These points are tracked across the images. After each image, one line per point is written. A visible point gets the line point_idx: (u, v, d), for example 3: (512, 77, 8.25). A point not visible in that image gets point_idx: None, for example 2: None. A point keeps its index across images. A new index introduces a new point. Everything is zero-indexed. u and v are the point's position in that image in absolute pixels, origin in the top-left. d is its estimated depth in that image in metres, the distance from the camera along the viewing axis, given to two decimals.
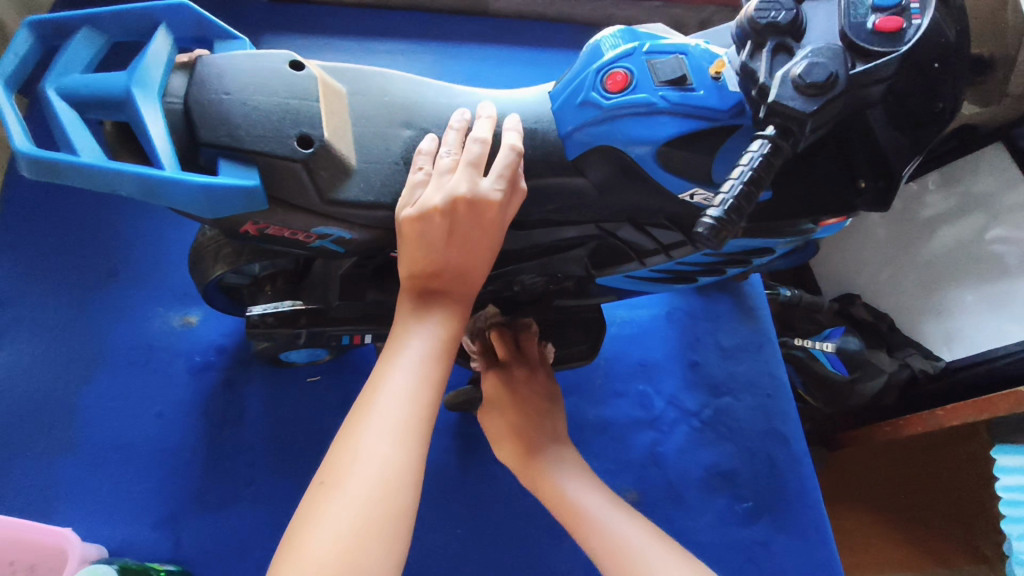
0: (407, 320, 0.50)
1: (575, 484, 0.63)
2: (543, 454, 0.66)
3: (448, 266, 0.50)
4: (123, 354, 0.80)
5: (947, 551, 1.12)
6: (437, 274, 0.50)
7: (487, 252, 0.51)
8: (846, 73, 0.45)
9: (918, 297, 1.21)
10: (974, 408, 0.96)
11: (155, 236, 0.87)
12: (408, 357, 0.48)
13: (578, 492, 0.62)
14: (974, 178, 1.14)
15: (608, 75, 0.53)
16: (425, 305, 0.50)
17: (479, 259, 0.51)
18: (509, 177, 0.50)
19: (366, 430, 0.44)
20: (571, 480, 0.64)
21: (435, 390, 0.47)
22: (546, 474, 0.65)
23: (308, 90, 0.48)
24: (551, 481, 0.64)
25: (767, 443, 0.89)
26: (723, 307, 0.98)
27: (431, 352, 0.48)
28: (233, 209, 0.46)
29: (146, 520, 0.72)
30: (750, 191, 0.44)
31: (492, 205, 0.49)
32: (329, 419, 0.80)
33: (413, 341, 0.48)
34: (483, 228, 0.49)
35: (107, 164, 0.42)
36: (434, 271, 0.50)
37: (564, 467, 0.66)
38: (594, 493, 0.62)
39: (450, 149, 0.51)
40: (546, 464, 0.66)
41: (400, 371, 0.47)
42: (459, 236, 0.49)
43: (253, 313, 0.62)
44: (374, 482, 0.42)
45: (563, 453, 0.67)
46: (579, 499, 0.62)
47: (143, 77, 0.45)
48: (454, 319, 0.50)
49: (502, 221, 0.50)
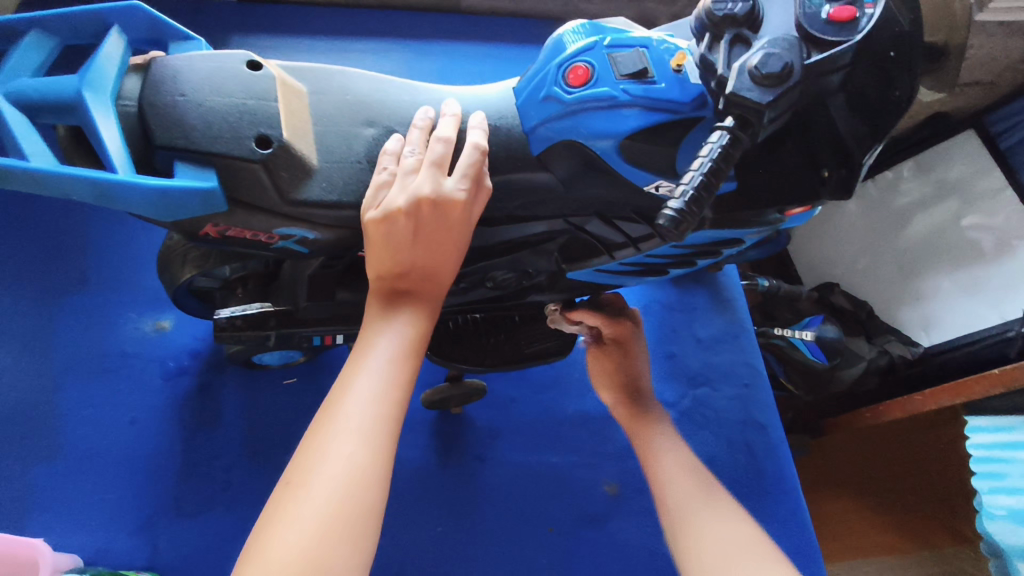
0: (375, 321, 0.49)
1: (668, 448, 0.68)
2: (650, 420, 0.71)
3: (417, 267, 0.50)
4: (95, 362, 0.79)
5: (928, 531, 1.14)
6: (406, 275, 0.50)
7: (455, 252, 0.51)
8: (801, 64, 0.46)
9: (895, 285, 1.22)
10: (950, 392, 0.98)
11: (124, 240, 0.86)
12: (376, 358, 0.47)
13: (667, 449, 0.68)
14: (950, 165, 1.15)
15: (570, 69, 0.53)
16: (393, 306, 0.50)
17: (446, 260, 0.51)
18: (473, 176, 0.50)
19: (333, 430, 0.44)
20: (670, 443, 0.68)
21: (402, 391, 0.47)
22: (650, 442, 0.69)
23: (267, 90, 0.48)
24: (650, 448, 0.68)
25: (744, 432, 0.89)
26: (699, 299, 0.98)
27: (400, 352, 0.48)
28: (192, 211, 0.45)
29: (122, 527, 0.71)
30: (709, 182, 0.44)
31: (456, 205, 0.49)
32: (305, 421, 0.80)
33: (381, 343, 0.48)
34: (448, 229, 0.49)
35: (58, 169, 0.42)
36: (402, 272, 0.50)
37: (665, 439, 0.69)
38: (683, 456, 0.67)
39: (414, 149, 0.50)
40: (647, 422, 0.71)
41: (369, 374, 0.46)
42: (425, 237, 0.49)
43: (220, 316, 0.62)
44: (339, 482, 0.42)
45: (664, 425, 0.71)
46: (666, 463, 0.66)
47: (94, 80, 0.44)
48: (423, 319, 0.50)
49: (467, 221, 0.50)
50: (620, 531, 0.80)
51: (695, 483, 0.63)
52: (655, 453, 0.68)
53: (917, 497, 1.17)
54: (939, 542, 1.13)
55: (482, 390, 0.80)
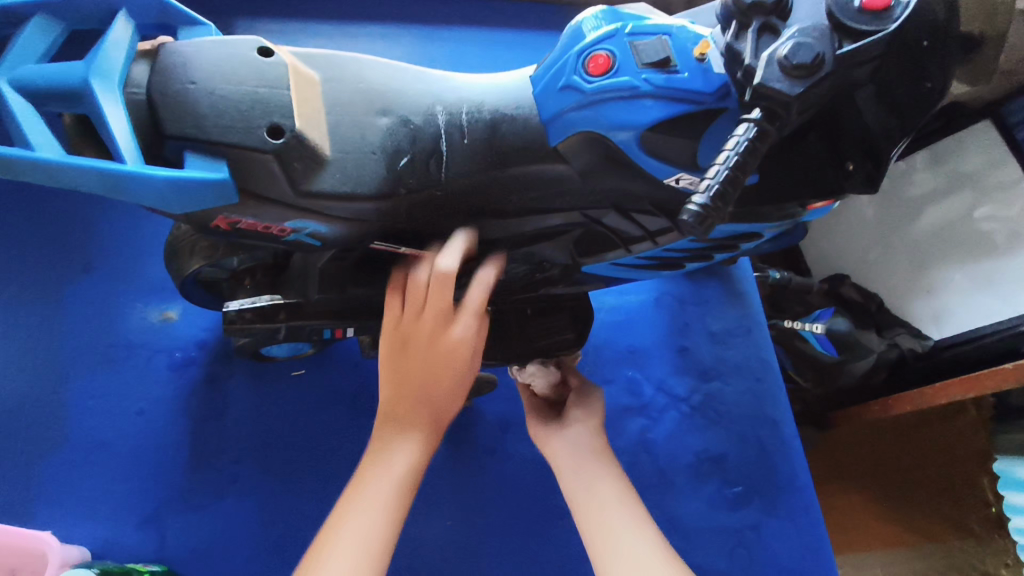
0: (388, 435, 0.56)
1: (604, 489, 0.61)
2: (597, 462, 0.64)
3: (412, 417, 0.56)
4: (102, 353, 0.78)
5: (935, 524, 1.16)
6: (404, 394, 0.57)
7: (459, 372, 0.57)
8: (832, 54, 0.44)
9: (906, 277, 1.21)
10: (960, 387, 0.97)
11: (129, 229, 0.85)
12: (391, 467, 0.54)
13: (628, 529, 0.58)
14: (964, 156, 1.11)
15: (589, 58, 0.51)
16: (397, 432, 0.56)
17: (447, 374, 0.56)
18: (478, 316, 0.55)
19: (356, 505, 0.52)
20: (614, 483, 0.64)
21: (409, 473, 0.55)
22: (587, 480, 0.62)
23: (279, 78, 0.46)
24: (589, 489, 0.61)
25: (756, 427, 0.88)
26: (712, 291, 0.97)
27: (411, 463, 0.55)
28: (203, 203, 0.44)
29: (130, 519, 0.71)
30: (735, 177, 0.43)
31: (437, 317, 0.55)
32: (315, 412, 0.79)
33: (390, 458, 0.55)
34: (439, 342, 0.55)
35: (66, 159, 0.40)
36: (399, 412, 0.57)
37: (596, 473, 0.63)
38: (620, 493, 0.61)
39: (422, 278, 0.56)
40: (590, 470, 0.63)
41: (380, 471, 0.54)
42: (420, 353, 0.56)
43: (229, 309, 0.61)
44: (356, 560, 0.49)
45: (595, 466, 0.64)
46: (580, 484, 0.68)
47: (102, 67, 0.43)
48: (424, 445, 0.56)
49: (467, 343, 0.55)
50: None
51: (627, 525, 0.58)
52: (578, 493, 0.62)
53: (925, 491, 1.17)
54: (945, 536, 1.16)
55: (492, 383, 0.79)
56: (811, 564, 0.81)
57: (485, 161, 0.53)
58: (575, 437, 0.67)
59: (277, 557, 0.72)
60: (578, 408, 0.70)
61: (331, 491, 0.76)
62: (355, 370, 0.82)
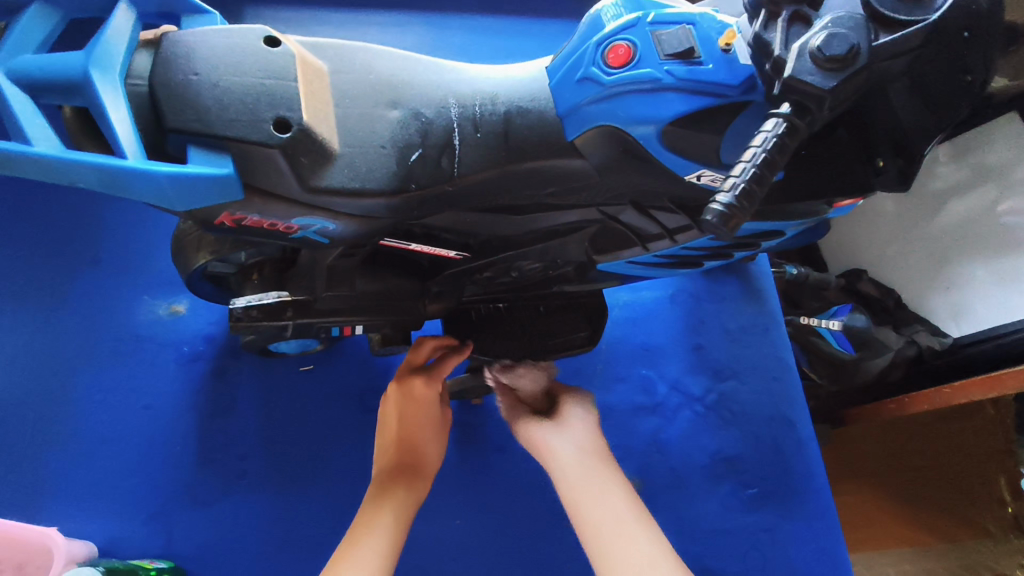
0: (381, 494, 0.57)
1: (611, 503, 0.52)
2: (606, 473, 0.54)
3: (410, 463, 0.61)
4: (109, 347, 0.77)
5: (948, 523, 1.14)
6: (403, 456, 0.62)
7: (428, 422, 0.65)
8: (868, 45, 0.42)
9: (925, 273, 1.18)
10: (981, 386, 0.94)
11: (137, 221, 0.84)
12: (385, 520, 0.55)
13: (643, 548, 0.49)
14: (989, 148, 1.09)
15: (609, 48, 0.49)
16: (386, 491, 0.58)
17: (423, 428, 0.65)
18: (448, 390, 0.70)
19: (359, 544, 0.52)
20: (631, 517, 0.51)
21: (399, 519, 0.55)
22: (591, 492, 0.53)
23: (286, 69, 0.45)
24: (594, 504, 0.52)
25: (772, 428, 0.86)
26: (729, 288, 0.94)
27: (397, 522, 0.55)
28: (206, 199, 0.43)
29: (137, 515, 0.71)
30: (763, 174, 0.41)
31: (421, 381, 0.66)
32: (323, 409, 0.78)
33: (388, 500, 0.56)
34: (420, 404, 0.65)
35: (63, 153, 0.39)
36: (400, 466, 0.61)
37: (603, 485, 0.54)
38: (631, 511, 0.52)
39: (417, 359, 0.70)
40: (598, 484, 0.54)
41: (375, 523, 0.54)
42: (406, 415, 0.65)
43: (236, 306, 0.59)
44: None
45: (601, 479, 0.54)
46: (608, 528, 0.51)
47: (102, 57, 0.41)
48: (414, 499, 0.59)
49: (429, 399, 0.66)
50: None
51: (642, 555, 0.49)
52: (599, 522, 0.51)
53: (938, 489, 1.15)
54: (960, 536, 1.12)
55: None
56: (827, 569, 0.79)
57: (500, 155, 0.51)
58: (576, 441, 0.58)
59: (284, 554, 0.72)
60: (574, 410, 0.61)
61: (338, 489, 0.75)
62: (364, 366, 0.81)
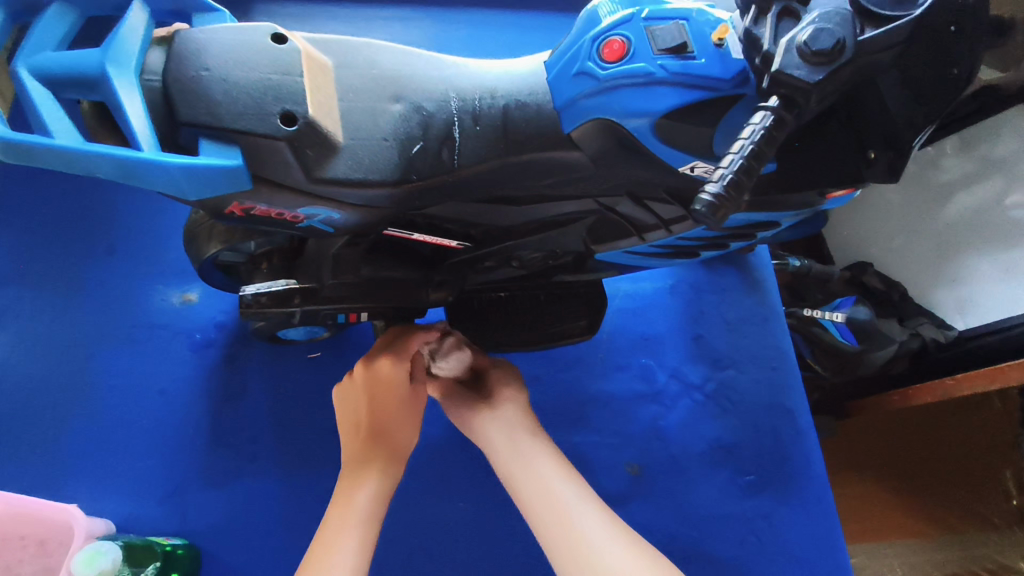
0: (352, 477, 0.59)
1: (539, 467, 0.59)
2: (533, 441, 0.61)
3: (378, 450, 0.61)
4: (125, 334, 0.80)
5: (951, 515, 1.15)
6: (371, 441, 0.61)
7: (398, 404, 0.63)
8: (854, 39, 0.43)
9: (931, 267, 1.18)
10: (984, 378, 0.95)
11: (150, 212, 0.86)
12: (359, 503, 0.57)
13: (570, 498, 0.57)
14: (997, 142, 1.09)
15: (605, 43, 0.50)
16: (359, 475, 0.59)
17: (393, 412, 0.62)
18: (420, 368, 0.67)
19: (336, 535, 0.54)
20: (557, 478, 0.58)
21: (374, 505, 0.58)
22: (521, 461, 0.60)
23: (292, 64, 0.47)
24: (524, 471, 0.59)
25: (771, 416, 0.88)
26: (729, 279, 0.96)
27: (371, 504, 0.58)
28: (217, 189, 0.45)
29: (152, 495, 0.74)
30: (750, 166, 0.42)
31: (387, 363, 0.63)
32: (330, 394, 0.80)
33: (361, 492, 0.58)
34: (387, 387, 0.62)
35: (83, 146, 0.41)
36: (367, 452, 0.60)
37: (535, 456, 0.60)
38: (558, 471, 0.59)
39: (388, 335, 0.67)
40: (527, 451, 0.61)
41: (352, 513, 0.56)
42: (371, 401, 0.63)
43: (246, 293, 0.62)
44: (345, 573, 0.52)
45: (529, 449, 0.61)
46: (540, 491, 0.57)
47: (119, 54, 0.43)
48: (387, 481, 0.60)
49: (397, 381, 0.62)
50: (641, 512, 0.81)
51: (574, 509, 0.56)
52: (534, 488, 0.58)
53: (941, 481, 1.16)
54: (962, 528, 1.14)
55: None
56: (824, 554, 0.81)
57: (500, 148, 0.53)
58: (507, 420, 0.64)
59: (294, 534, 0.74)
60: (503, 390, 0.66)
61: None
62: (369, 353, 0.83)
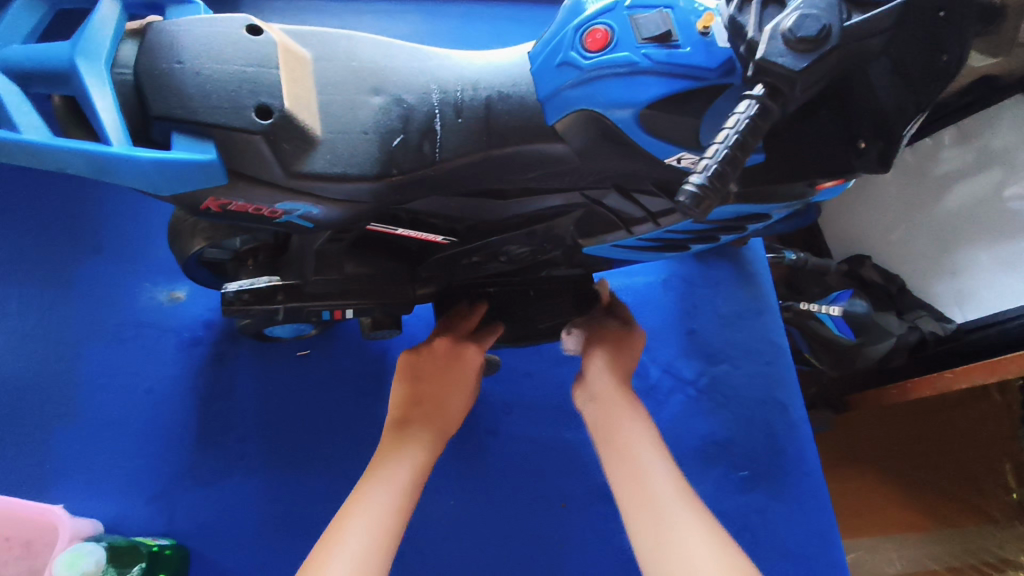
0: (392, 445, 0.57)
1: (629, 436, 0.56)
2: (624, 410, 0.58)
3: (427, 418, 0.60)
4: (112, 333, 0.79)
5: (948, 508, 1.16)
6: (419, 408, 0.61)
7: (454, 381, 0.65)
8: (840, 26, 0.42)
9: (929, 259, 1.17)
10: (983, 370, 0.94)
11: (137, 210, 0.85)
12: (401, 464, 0.55)
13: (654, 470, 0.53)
14: (996, 132, 1.08)
15: (587, 33, 0.49)
16: (402, 439, 0.57)
17: (455, 390, 0.64)
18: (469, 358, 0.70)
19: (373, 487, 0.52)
20: (645, 453, 0.54)
21: (415, 468, 0.55)
22: (611, 433, 0.57)
23: (268, 57, 0.46)
24: (619, 437, 0.56)
25: (765, 411, 0.87)
26: (722, 273, 0.95)
27: (412, 468, 0.55)
28: (191, 184, 0.44)
29: (140, 494, 0.73)
30: (734, 156, 0.41)
31: (445, 342, 0.67)
32: (319, 392, 0.80)
33: (402, 455, 0.55)
34: (456, 365, 0.66)
35: (53, 141, 0.40)
36: (415, 419, 0.60)
37: (623, 426, 0.57)
38: (646, 443, 0.55)
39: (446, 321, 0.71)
40: (620, 420, 0.58)
41: (391, 471, 0.54)
42: (426, 375, 0.64)
43: (228, 290, 0.61)
44: (378, 523, 0.50)
45: (621, 420, 0.58)
46: (624, 466, 0.54)
47: (88, 47, 0.43)
48: (428, 449, 0.58)
49: (471, 363, 0.66)
50: None
51: (656, 484, 0.52)
52: (618, 459, 0.55)
53: (938, 474, 1.18)
54: (958, 520, 1.14)
55: (495, 364, 0.81)
56: (818, 549, 0.80)
57: (482, 140, 0.52)
58: (597, 393, 0.62)
59: (284, 533, 0.74)
60: (596, 357, 0.65)
61: (334, 470, 0.77)
62: (359, 351, 0.83)
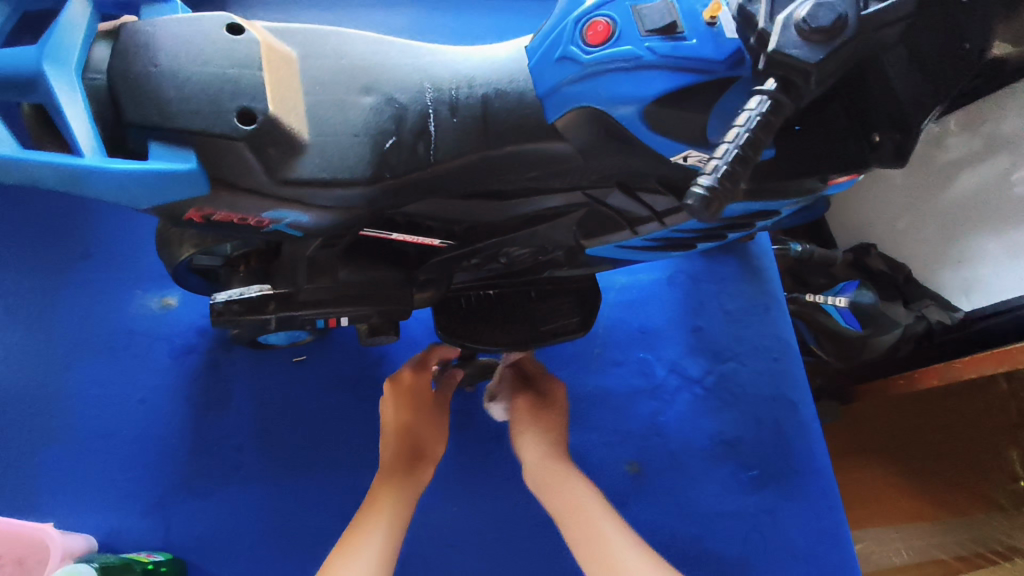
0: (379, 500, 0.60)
1: (572, 491, 0.61)
2: (563, 468, 0.63)
3: (411, 460, 0.64)
4: (102, 342, 0.77)
5: (956, 499, 1.14)
6: (405, 443, 0.65)
7: (424, 410, 0.68)
8: (856, 14, 0.39)
9: (936, 247, 1.15)
10: (992, 360, 0.92)
11: (125, 215, 0.83)
12: (381, 518, 0.58)
13: (613, 529, 0.58)
14: (1001, 118, 1.04)
15: (588, 25, 0.47)
16: (376, 498, 0.60)
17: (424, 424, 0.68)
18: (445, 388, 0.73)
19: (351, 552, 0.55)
20: (598, 509, 0.59)
21: (396, 519, 0.59)
22: (557, 483, 0.62)
23: (250, 57, 0.43)
24: (568, 493, 0.61)
25: (774, 409, 0.85)
26: (728, 268, 0.92)
27: (391, 525, 0.58)
28: (171, 195, 0.42)
29: (135, 508, 0.71)
30: (746, 155, 0.38)
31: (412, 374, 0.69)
32: (317, 399, 0.78)
33: (379, 506, 0.59)
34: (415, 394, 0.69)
35: (25, 156, 0.38)
36: (400, 462, 0.64)
37: (567, 478, 0.62)
38: (592, 497, 0.60)
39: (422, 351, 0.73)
40: (569, 477, 0.62)
41: (368, 527, 0.57)
42: (406, 409, 0.67)
43: (217, 300, 0.59)
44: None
45: (564, 474, 0.63)
46: (575, 519, 0.59)
47: (56, 51, 0.40)
48: (410, 497, 0.61)
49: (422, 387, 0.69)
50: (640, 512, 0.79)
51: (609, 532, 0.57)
52: (568, 510, 0.60)
53: (946, 464, 1.16)
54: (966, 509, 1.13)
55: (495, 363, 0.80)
56: (828, 550, 0.78)
57: (478, 140, 0.49)
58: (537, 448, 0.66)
59: (282, 544, 0.72)
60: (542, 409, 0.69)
61: (333, 478, 0.75)
62: (357, 356, 0.80)
